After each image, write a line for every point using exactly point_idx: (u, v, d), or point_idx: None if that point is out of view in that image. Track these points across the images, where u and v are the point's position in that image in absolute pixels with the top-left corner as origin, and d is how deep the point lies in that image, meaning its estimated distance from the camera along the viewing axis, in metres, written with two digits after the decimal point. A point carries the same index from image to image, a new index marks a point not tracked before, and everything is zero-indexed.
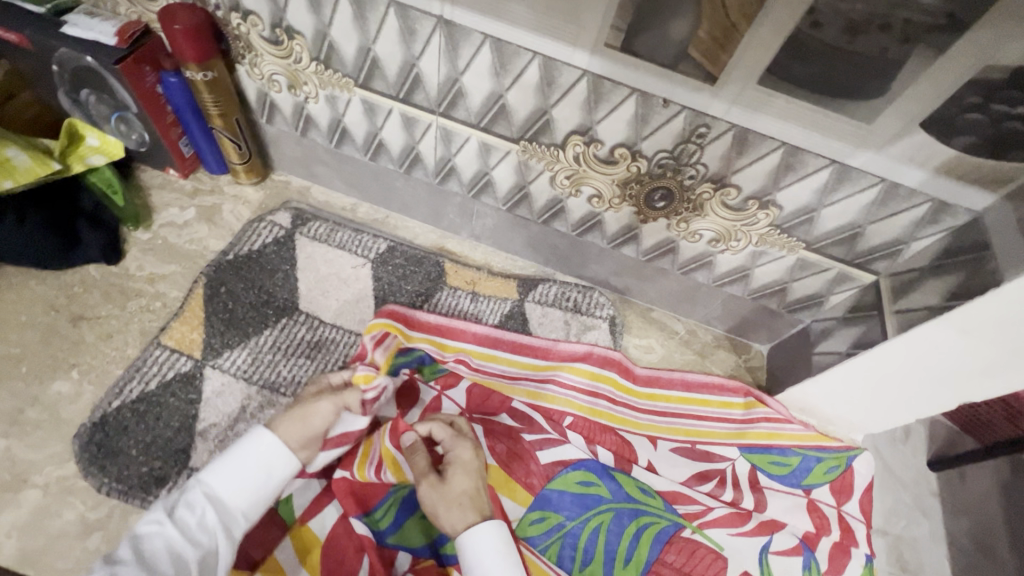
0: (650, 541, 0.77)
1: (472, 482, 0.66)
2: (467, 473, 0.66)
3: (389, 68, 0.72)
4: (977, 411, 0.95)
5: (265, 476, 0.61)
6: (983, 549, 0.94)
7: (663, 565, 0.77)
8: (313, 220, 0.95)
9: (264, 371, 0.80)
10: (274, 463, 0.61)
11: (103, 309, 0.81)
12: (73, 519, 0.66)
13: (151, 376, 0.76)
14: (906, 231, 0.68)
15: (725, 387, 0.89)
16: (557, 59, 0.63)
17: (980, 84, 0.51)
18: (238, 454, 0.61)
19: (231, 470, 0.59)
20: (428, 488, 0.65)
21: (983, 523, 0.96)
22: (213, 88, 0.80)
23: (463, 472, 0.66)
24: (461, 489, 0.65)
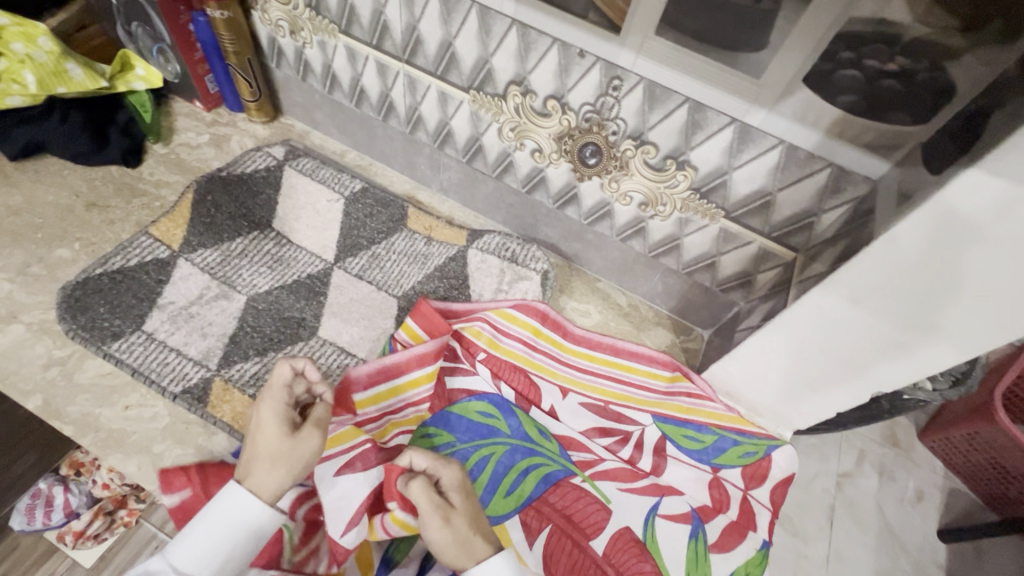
0: (538, 479, 0.80)
1: (471, 506, 0.61)
2: (463, 493, 0.62)
3: (363, 15, 0.83)
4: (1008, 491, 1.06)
5: (253, 535, 0.59)
6: None
7: (545, 504, 0.79)
8: (303, 156, 1.05)
9: (226, 271, 0.92)
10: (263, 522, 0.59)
11: (113, 201, 0.96)
12: (42, 352, 0.79)
13: (133, 255, 0.88)
14: (814, 202, 0.69)
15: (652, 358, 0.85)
16: (490, 7, 0.71)
17: (847, 37, 0.53)
18: (220, 518, 0.57)
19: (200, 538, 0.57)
20: (437, 531, 0.57)
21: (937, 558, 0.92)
22: (229, 27, 0.93)
23: (458, 496, 0.61)
24: (464, 515, 0.59)
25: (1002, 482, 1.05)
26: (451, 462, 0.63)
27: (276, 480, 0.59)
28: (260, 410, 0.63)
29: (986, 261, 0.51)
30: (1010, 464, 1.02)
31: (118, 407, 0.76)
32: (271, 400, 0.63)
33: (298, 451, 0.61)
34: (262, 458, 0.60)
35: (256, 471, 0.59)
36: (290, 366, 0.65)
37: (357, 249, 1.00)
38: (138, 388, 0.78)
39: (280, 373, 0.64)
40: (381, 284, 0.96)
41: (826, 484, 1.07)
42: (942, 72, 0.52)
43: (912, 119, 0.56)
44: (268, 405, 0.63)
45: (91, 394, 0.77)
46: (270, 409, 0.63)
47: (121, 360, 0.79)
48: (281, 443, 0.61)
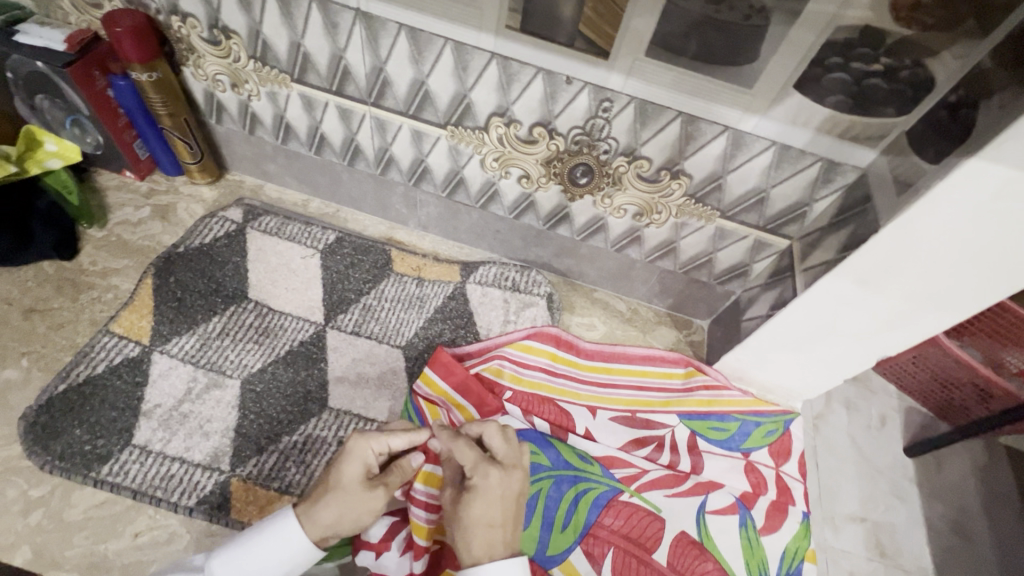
0: (589, 505, 0.79)
1: (488, 518, 0.56)
2: (488, 501, 0.57)
3: (319, 61, 0.77)
4: (952, 397, 1.00)
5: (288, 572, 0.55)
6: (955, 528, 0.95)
7: (602, 528, 0.78)
8: (264, 215, 0.99)
9: (211, 355, 0.83)
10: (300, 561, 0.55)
11: (55, 302, 0.84)
12: (16, 496, 0.69)
13: (99, 361, 0.78)
14: (806, 193, 0.72)
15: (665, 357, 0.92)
16: (466, 43, 0.68)
17: (836, 43, 0.56)
18: (264, 546, 0.54)
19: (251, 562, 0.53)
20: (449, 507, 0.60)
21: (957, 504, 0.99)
22: (160, 88, 0.84)
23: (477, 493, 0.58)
24: (471, 518, 0.56)
25: (943, 390, 1.01)
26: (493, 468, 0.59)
27: (332, 524, 0.55)
28: (349, 451, 0.58)
29: (993, 237, 0.56)
30: (952, 376, 0.97)
31: (126, 537, 0.68)
32: (364, 448, 0.58)
33: (360, 505, 0.56)
34: (331, 498, 0.56)
35: (317, 512, 0.55)
36: (410, 440, 0.61)
37: (346, 304, 0.93)
38: (143, 511, 0.70)
39: (398, 436, 0.60)
40: (381, 337, 0.91)
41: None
42: (923, 67, 0.55)
43: (897, 111, 0.60)
44: (361, 450, 0.58)
45: (89, 530, 0.68)
46: (357, 459, 0.58)
47: (117, 484, 0.70)
48: (357, 495, 0.56)
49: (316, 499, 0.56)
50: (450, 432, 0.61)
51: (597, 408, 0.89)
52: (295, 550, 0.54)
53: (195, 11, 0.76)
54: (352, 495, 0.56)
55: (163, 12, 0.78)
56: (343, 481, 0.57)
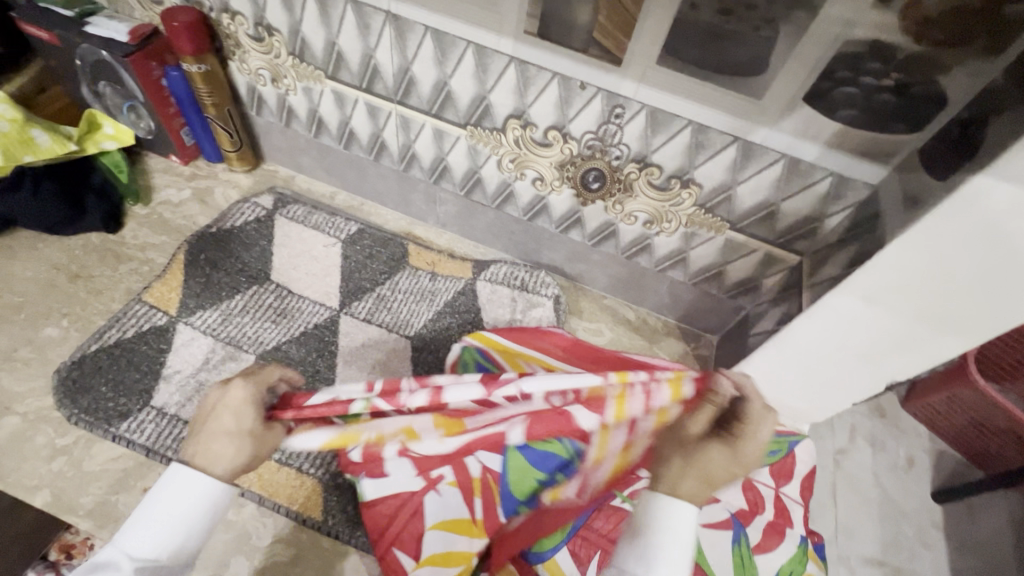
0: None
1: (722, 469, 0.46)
2: (735, 453, 0.47)
3: (352, 59, 0.82)
4: (989, 445, 0.98)
5: (183, 539, 0.45)
6: None
7: None
8: (293, 203, 1.04)
9: (231, 330, 0.88)
10: (195, 520, 0.46)
11: (97, 270, 0.91)
12: (43, 443, 0.74)
13: (129, 326, 0.84)
14: (817, 208, 0.72)
15: None
16: (487, 46, 0.71)
17: (845, 57, 0.56)
18: (158, 502, 0.45)
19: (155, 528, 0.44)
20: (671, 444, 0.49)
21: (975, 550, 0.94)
22: (207, 79, 0.91)
23: (733, 445, 0.47)
24: (710, 458, 0.46)
25: (981, 435, 0.98)
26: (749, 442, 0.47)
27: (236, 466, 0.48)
28: (228, 398, 0.50)
29: (1003, 261, 0.54)
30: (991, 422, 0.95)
31: (136, 491, 0.72)
32: (246, 390, 0.51)
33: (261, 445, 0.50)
34: (225, 439, 0.48)
35: (200, 445, 0.47)
36: (281, 371, 0.55)
37: (362, 292, 0.97)
38: (154, 468, 0.74)
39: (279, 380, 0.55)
40: (392, 326, 0.94)
41: (856, 475, 1.02)
42: (935, 84, 0.55)
43: (908, 128, 0.59)
44: (245, 388, 0.51)
45: (104, 481, 0.72)
46: (241, 400, 0.50)
47: (134, 441, 0.75)
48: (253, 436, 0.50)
49: (193, 440, 0.48)
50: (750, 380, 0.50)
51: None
52: (192, 505, 0.45)
53: (243, 9, 0.82)
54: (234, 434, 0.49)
55: (215, 10, 0.85)
56: (220, 422, 0.49)
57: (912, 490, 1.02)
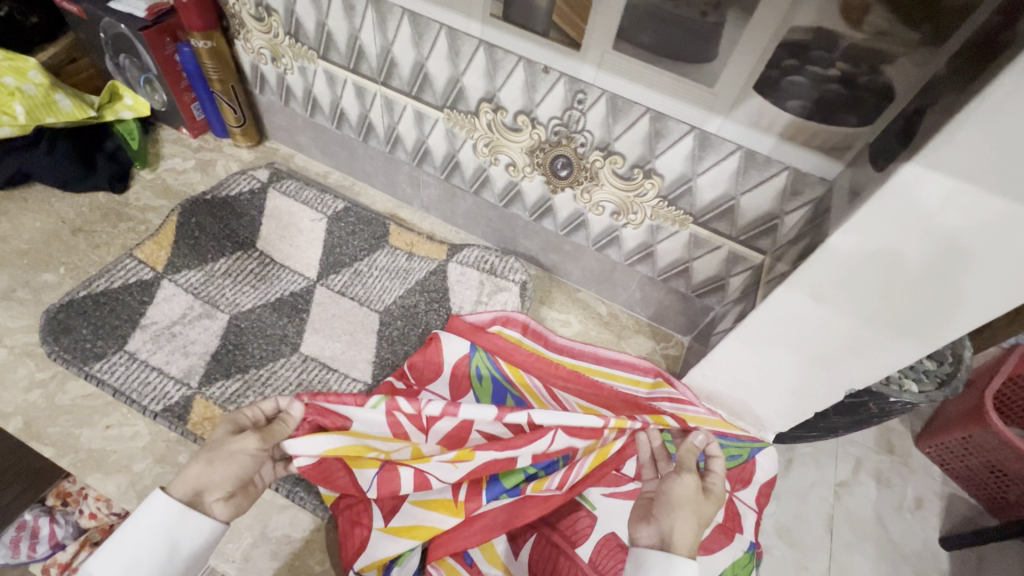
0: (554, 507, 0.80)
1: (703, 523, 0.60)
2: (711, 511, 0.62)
3: (340, 40, 0.86)
4: (1007, 493, 0.95)
5: (172, 547, 0.52)
6: None
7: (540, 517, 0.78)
8: (287, 178, 1.08)
9: (210, 290, 0.93)
10: (180, 530, 0.53)
11: (98, 226, 0.98)
12: (24, 374, 0.80)
13: (117, 278, 0.89)
14: (775, 204, 0.71)
15: (636, 365, 0.90)
16: (458, 29, 0.74)
17: (790, 45, 0.56)
18: (137, 525, 0.51)
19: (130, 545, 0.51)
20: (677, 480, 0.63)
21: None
22: (213, 55, 0.97)
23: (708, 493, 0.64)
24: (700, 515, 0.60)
25: (998, 483, 0.95)
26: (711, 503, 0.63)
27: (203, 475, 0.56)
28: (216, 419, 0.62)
29: (947, 261, 0.53)
30: (1010, 470, 0.92)
31: (99, 427, 0.77)
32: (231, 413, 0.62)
33: (231, 454, 0.58)
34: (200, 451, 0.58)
35: (182, 472, 0.56)
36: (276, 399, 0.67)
37: (339, 266, 1.01)
38: (119, 407, 0.79)
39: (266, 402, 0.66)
40: (363, 300, 0.97)
41: (826, 495, 0.98)
42: (881, 75, 0.54)
43: (859, 121, 0.58)
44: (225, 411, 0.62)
45: (72, 415, 0.78)
46: (224, 418, 0.62)
47: (102, 380, 0.79)
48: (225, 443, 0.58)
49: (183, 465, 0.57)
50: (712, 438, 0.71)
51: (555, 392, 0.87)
52: (175, 518, 0.53)
53: None
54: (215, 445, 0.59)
55: None
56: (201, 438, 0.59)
57: (885, 517, 0.97)
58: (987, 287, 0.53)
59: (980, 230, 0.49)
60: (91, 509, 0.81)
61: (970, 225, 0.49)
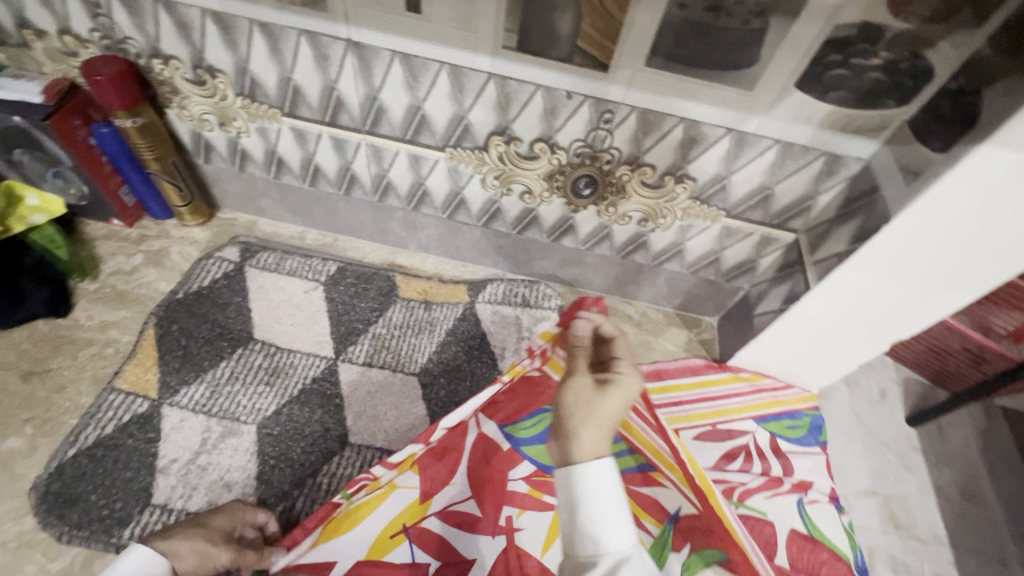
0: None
1: (602, 416, 0.50)
2: (598, 410, 0.50)
3: (310, 94, 0.75)
4: (946, 365, 1.04)
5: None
6: (968, 496, 0.99)
7: None
8: (261, 251, 0.97)
9: (223, 403, 0.81)
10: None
11: (54, 362, 0.81)
12: (34, 571, 0.66)
13: (107, 421, 0.76)
14: (811, 187, 0.73)
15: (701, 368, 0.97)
16: (462, 66, 0.67)
17: (835, 41, 0.56)
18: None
19: None
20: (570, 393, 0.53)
21: (963, 473, 1.02)
22: (145, 133, 0.82)
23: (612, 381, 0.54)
24: (601, 409, 0.51)
25: (938, 358, 1.04)
26: (614, 395, 0.51)
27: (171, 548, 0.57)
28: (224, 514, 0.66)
29: (998, 221, 0.56)
30: (947, 344, 1.01)
31: None
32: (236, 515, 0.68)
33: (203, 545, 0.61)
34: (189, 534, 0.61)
35: (172, 539, 0.58)
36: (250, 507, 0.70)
37: (355, 335, 0.92)
38: None
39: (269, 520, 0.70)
40: (395, 366, 0.89)
41: None
42: (921, 58, 0.56)
43: (897, 102, 0.60)
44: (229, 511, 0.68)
45: None
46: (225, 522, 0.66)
47: None
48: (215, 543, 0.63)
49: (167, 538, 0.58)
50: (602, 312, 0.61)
51: (678, 430, 0.91)
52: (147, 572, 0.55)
53: (177, 52, 0.74)
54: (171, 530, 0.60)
55: (143, 56, 0.75)
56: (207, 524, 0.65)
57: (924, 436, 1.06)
58: None
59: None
60: None
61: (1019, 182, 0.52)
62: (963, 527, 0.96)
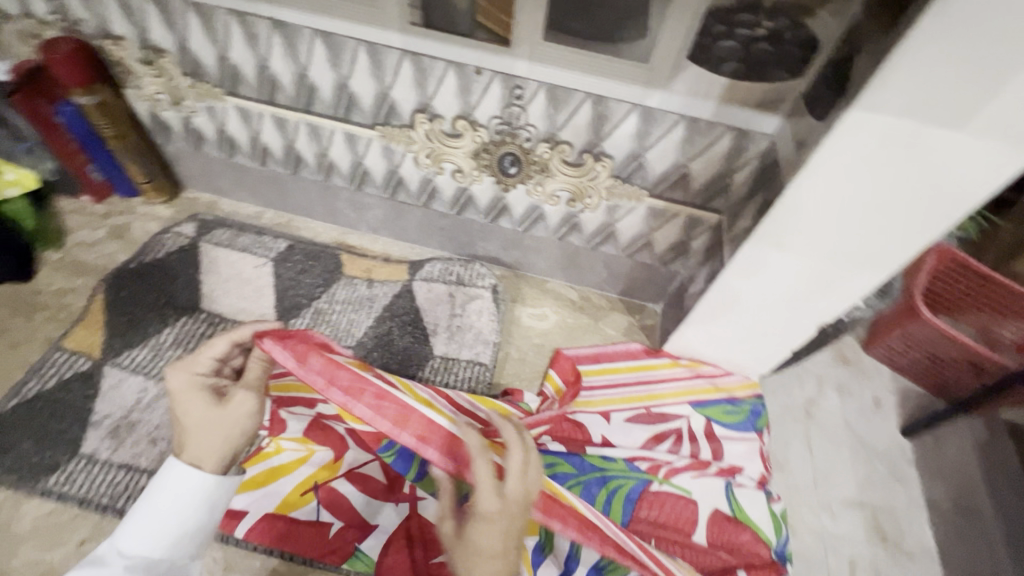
0: (622, 501, 0.81)
1: (493, 547, 0.49)
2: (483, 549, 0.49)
3: (247, 72, 0.80)
4: (946, 374, 0.99)
5: (213, 508, 0.55)
6: (965, 513, 0.92)
7: (639, 522, 0.80)
8: (217, 228, 1.00)
9: (161, 366, 0.85)
10: (217, 495, 0.54)
11: (11, 322, 0.87)
12: None
13: (50, 376, 0.80)
14: (724, 165, 0.73)
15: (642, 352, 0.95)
16: (377, 42, 0.70)
17: (716, 12, 0.57)
18: (161, 496, 0.52)
19: (153, 520, 0.51)
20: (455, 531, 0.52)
21: (964, 487, 0.95)
22: (103, 111, 0.86)
23: (489, 510, 0.51)
24: (481, 544, 0.49)
25: (937, 367, 1.00)
26: (491, 528, 0.50)
27: (216, 448, 0.53)
28: (178, 392, 0.53)
29: (877, 185, 0.56)
30: (946, 353, 0.96)
31: (73, 544, 0.70)
32: (190, 380, 0.54)
33: (230, 416, 0.54)
34: (194, 433, 0.53)
35: (190, 444, 0.53)
36: (229, 338, 0.56)
37: (297, 309, 0.95)
38: (90, 517, 0.72)
39: (217, 343, 0.56)
40: (332, 339, 0.92)
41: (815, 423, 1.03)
42: (803, 28, 0.57)
43: (790, 74, 0.61)
44: (182, 375, 0.54)
45: (37, 539, 0.70)
46: (189, 386, 0.54)
47: (64, 493, 0.72)
48: (216, 416, 0.53)
49: (179, 440, 0.53)
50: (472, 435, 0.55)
51: (610, 412, 0.91)
52: (195, 481, 0.53)
53: (126, 33, 0.79)
54: (213, 418, 0.53)
55: (97, 37, 0.81)
56: (191, 412, 0.53)
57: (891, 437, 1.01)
58: (920, 205, 0.56)
59: (900, 151, 0.52)
60: None
61: (889, 146, 0.52)
62: (924, 533, 0.91)
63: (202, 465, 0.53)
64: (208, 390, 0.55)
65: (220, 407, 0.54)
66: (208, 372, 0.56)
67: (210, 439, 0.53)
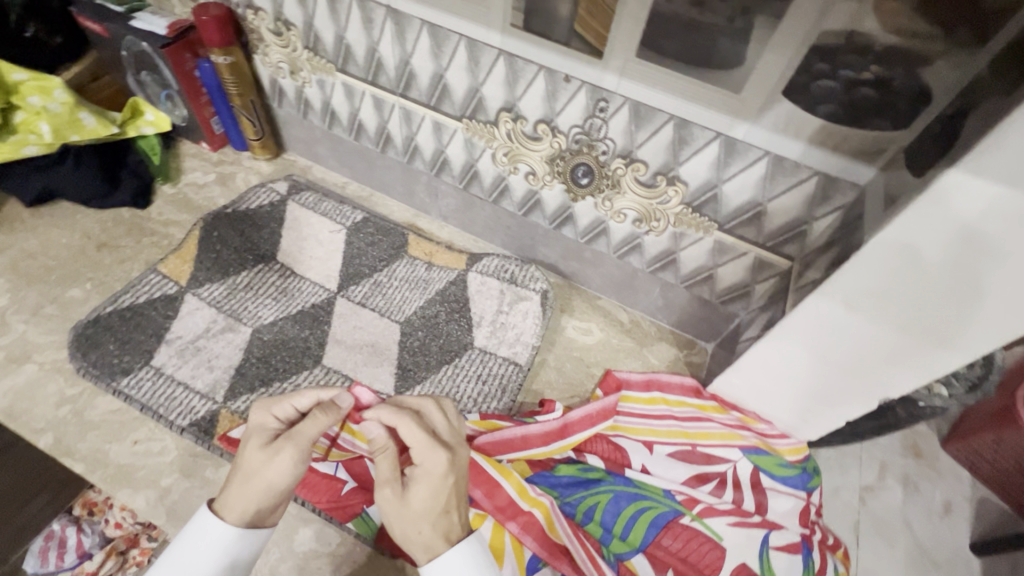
0: (647, 524, 0.77)
1: (435, 505, 0.50)
2: (425, 511, 0.50)
3: (358, 52, 0.86)
4: None
5: (231, 564, 0.50)
6: None
7: (658, 548, 0.76)
8: (306, 190, 1.08)
9: (233, 304, 0.94)
10: (237, 551, 0.51)
11: (123, 241, 0.99)
12: (54, 390, 0.82)
13: (142, 293, 0.91)
14: (804, 210, 0.69)
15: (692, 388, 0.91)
16: (478, 39, 0.74)
17: (821, 50, 0.55)
18: (183, 547, 0.49)
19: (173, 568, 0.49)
20: (386, 502, 0.51)
21: None
22: (233, 70, 0.97)
23: (420, 473, 0.51)
24: (419, 503, 0.50)
25: None
26: (429, 488, 0.50)
27: (245, 502, 0.50)
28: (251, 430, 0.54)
29: (965, 254, 0.51)
30: None
31: (128, 442, 0.79)
32: (264, 420, 0.54)
33: (269, 468, 0.50)
34: (238, 479, 0.51)
35: (228, 492, 0.51)
36: (315, 395, 0.56)
37: (358, 277, 1.01)
38: (147, 422, 0.80)
39: (303, 396, 0.56)
40: (384, 311, 0.97)
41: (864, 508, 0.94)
42: (917, 77, 0.53)
43: (892, 125, 0.57)
44: (259, 411, 0.55)
45: (101, 430, 0.79)
46: (259, 429, 0.54)
47: (130, 396, 0.81)
48: (260, 465, 0.51)
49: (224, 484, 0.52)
50: (391, 407, 0.53)
51: (653, 443, 0.87)
52: (220, 531, 0.50)
53: (264, 5, 0.88)
54: (255, 465, 0.51)
55: (241, 6, 0.92)
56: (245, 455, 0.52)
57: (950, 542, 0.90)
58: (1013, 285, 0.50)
59: (997, 222, 0.48)
60: (117, 517, 0.78)
61: (988, 215, 0.48)
62: None
63: (224, 515, 0.50)
64: (270, 437, 0.53)
65: (266, 456, 0.51)
66: (284, 419, 0.55)
67: (242, 493, 0.50)
